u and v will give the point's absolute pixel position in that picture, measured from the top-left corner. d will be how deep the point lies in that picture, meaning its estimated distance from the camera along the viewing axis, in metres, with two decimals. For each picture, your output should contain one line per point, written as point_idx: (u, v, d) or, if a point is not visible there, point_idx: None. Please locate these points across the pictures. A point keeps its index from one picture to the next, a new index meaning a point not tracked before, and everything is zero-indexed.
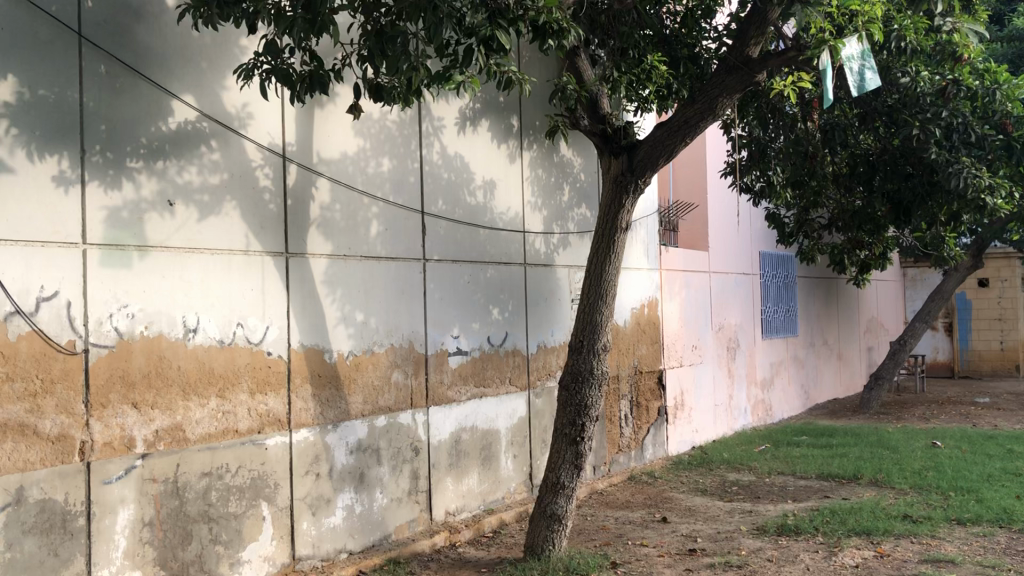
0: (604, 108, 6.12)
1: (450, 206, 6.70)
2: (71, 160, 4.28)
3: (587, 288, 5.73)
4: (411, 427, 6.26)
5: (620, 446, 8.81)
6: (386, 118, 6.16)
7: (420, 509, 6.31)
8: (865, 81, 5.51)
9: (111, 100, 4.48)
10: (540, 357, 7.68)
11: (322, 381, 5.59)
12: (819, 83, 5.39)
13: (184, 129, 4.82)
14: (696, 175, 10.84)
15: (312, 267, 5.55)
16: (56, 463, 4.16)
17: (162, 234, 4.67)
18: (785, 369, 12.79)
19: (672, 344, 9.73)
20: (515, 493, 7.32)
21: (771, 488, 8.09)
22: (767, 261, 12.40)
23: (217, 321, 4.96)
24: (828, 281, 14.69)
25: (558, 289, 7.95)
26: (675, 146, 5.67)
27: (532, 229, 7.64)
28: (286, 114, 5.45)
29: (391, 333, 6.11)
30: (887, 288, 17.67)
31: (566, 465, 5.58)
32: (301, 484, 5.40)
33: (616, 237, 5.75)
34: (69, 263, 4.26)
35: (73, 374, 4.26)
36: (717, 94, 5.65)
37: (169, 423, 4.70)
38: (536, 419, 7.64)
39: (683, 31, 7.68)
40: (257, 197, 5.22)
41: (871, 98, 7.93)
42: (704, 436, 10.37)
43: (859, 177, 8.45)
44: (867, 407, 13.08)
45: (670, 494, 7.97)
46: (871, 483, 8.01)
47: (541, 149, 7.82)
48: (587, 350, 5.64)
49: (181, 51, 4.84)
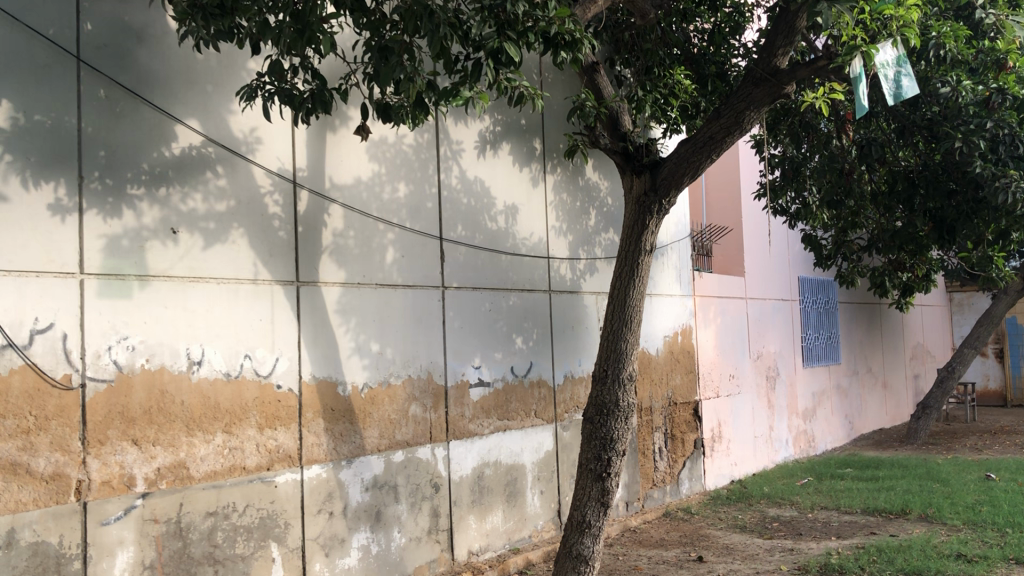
0: (625, 126, 5.93)
1: (470, 232, 6.48)
2: (68, 187, 4.13)
3: (611, 312, 5.50)
4: (430, 462, 6.00)
5: (654, 481, 8.46)
6: (402, 142, 5.98)
7: (441, 549, 6.03)
8: (902, 88, 5.25)
9: (111, 124, 4.33)
10: (567, 388, 7.39)
11: (336, 415, 5.37)
12: (852, 91, 5.11)
13: (188, 155, 4.67)
14: (729, 198, 10.54)
15: (324, 296, 5.35)
16: (50, 504, 3.96)
17: (164, 263, 4.50)
18: (828, 399, 12.33)
19: (708, 374, 9.38)
20: (543, 531, 7.00)
21: (814, 524, 7.68)
22: (806, 285, 12.01)
23: (223, 353, 4.76)
24: (871, 307, 14.22)
25: (586, 316, 7.67)
26: (700, 163, 5.40)
27: (557, 255, 7.40)
28: (297, 138, 5.28)
29: (408, 364, 5.88)
30: (933, 314, 17.12)
31: (592, 502, 5.26)
32: (313, 524, 5.16)
33: (641, 260, 5.49)
34: (64, 294, 4.08)
35: (70, 410, 4.07)
36: (744, 108, 5.39)
37: (172, 460, 4.49)
38: (564, 453, 7.33)
39: (711, 49, 7.45)
40: (266, 224, 5.05)
41: (907, 112, 7.58)
42: (744, 469, 9.96)
43: (898, 195, 7.82)
44: (915, 437, 12.59)
45: (707, 531, 7.59)
46: (920, 519, 7.58)
47: (565, 173, 7.59)
48: (612, 380, 5.39)
49: (186, 74, 4.70)
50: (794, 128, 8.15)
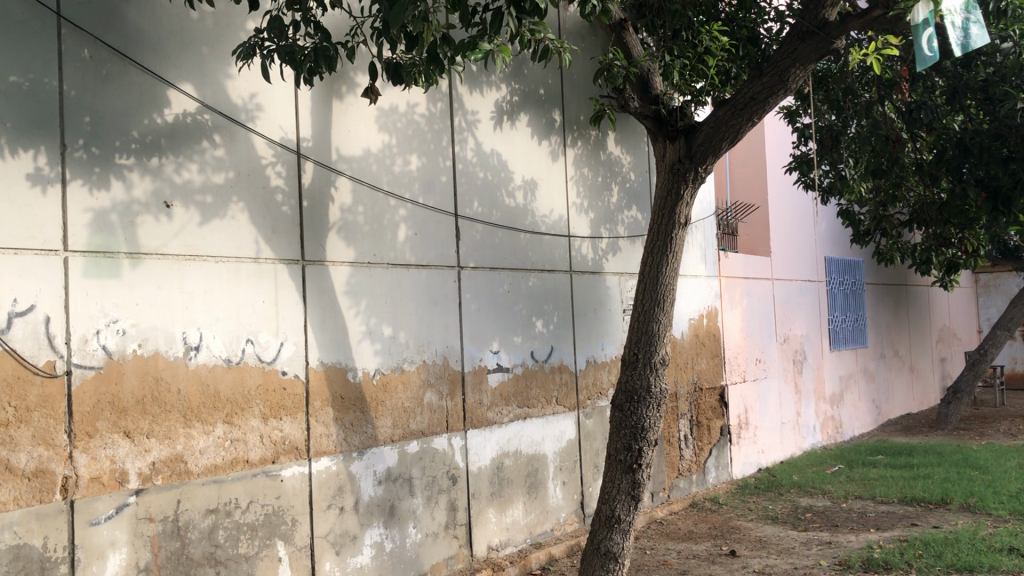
0: (656, 87, 5.51)
1: (487, 209, 6.09)
2: (49, 156, 3.76)
3: (642, 291, 5.14)
4: (447, 453, 5.64)
5: (679, 470, 8.09)
6: (414, 112, 5.59)
7: (459, 544, 5.68)
8: (970, 38, 4.86)
9: (96, 87, 3.96)
10: (589, 373, 7.00)
11: (346, 403, 5.00)
12: (915, 39, 4.71)
13: (182, 122, 4.29)
14: (756, 174, 10.12)
15: (332, 277, 4.97)
16: (32, 503, 3.62)
17: (158, 240, 4.13)
18: (855, 383, 11.90)
19: (734, 358, 8.98)
20: (565, 524, 6.64)
21: (850, 515, 7.29)
22: (833, 266, 11.59)
23: (223, 337, 4.40)
24: (897, 288, 13.78)
25: (609, 299, 7.29)
26: (741, 126, 5.03)
27: (579, 234, 7.00)
28: (300, 104, 4.89)
29: (422, 349, 5.51)
30: (960, 296, 16.63)
31: (622, 495, 4.92)
32: (322, 520, 4.81)
33: (675, 233, 5.13)
34: (45, 273, 3.72)
35: (54, 401, 3.72)
36: (789, 66, 5.00)
37: (168, 453, 4.13)
38: (587, 442, 6.95)
39: (740, 13, 7.05)
40: (269, 198, 4.68)
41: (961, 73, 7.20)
42: (771, 457, 9.57)
43: (946, 163, 7.16)
44: (945, 422, 12.19)
45: (737, 523, 7.21)
46: (963, 509, 7.17)
47: (587, 146, 7.19)
48: (643, 365, 5.03)
49: (179, 35, 4.32)
50: (835, 92, 7.81)
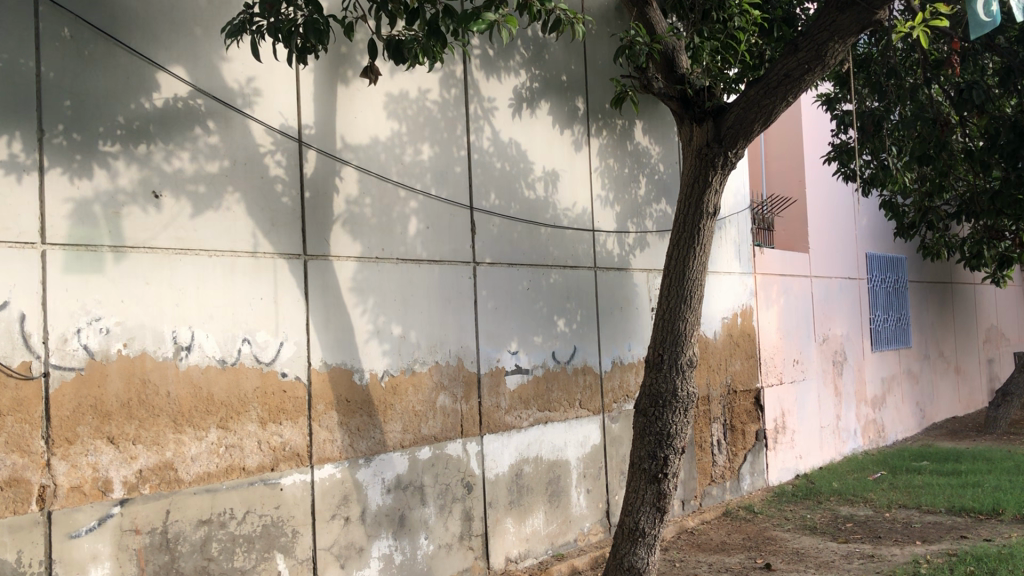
0: (682, 66, 5.21)
1: (504, 201, 5.77)
2: (24, 141, 3.51)
3: (667, 286, 4.80)
4: (461, 459, 5.33)
5: (712, 477, 7.72)
6: (425, 98, 5.29)
7: (474, 556, 5.37)
8: None
9: (79, 69, 3.70)
10: (615, 375, 6.66)
11: (351, 407, 4.71)
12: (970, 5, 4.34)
13: (173, 107, 4.03)
14: (793, 165, 9.68)
15: (336, 273, 4.68)
16: (5, 514, 3.36)
17: (145, 232, 3.87)
18: (898, 385, 11.41)
19: (771, 359, 8.57)
20: (590, 535, 6.30)
21: (893, 525, 6.87)
22: (875, 263, 11.11)
23: (217, 336, 4.12)
24: (942, 286, 13.24)
25: (636, 297, 6.93)
26: (774, 107, 4.69)
27: (603, 228, 6.65)
28: (302, 88, 4.62)
29: (435, 349, 5.21)
30: (1010, 295, 15.99)
31: (646, 507, 4.62)
32: (326, 531, 4.52)
33: (703, 223, 4.79)
34: (21, 267, 3.47)
35: (29, 405, 3.46)
36: (827, 39, 4.63)
37: (157, 461, 3.86)
38: (612, 448, 6.60)
39: None
40: (268, 188, 4.40)
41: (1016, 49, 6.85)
42: (810, 463, 9.14)
43: (1000, 149, 6.70)
44: (994, 426, 11.64)
45: (773, 534, 6.81)
46: (1016, 521, 6.72)
47: (612, 136, 6.83)
48: (668, 366, 4.68)
49: (170, 15, 4.06)
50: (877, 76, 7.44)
